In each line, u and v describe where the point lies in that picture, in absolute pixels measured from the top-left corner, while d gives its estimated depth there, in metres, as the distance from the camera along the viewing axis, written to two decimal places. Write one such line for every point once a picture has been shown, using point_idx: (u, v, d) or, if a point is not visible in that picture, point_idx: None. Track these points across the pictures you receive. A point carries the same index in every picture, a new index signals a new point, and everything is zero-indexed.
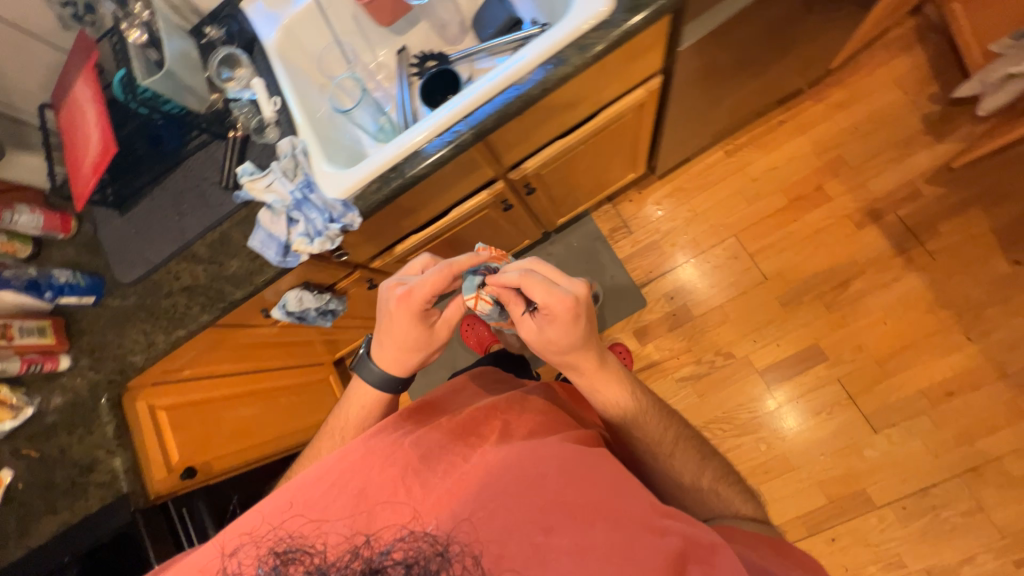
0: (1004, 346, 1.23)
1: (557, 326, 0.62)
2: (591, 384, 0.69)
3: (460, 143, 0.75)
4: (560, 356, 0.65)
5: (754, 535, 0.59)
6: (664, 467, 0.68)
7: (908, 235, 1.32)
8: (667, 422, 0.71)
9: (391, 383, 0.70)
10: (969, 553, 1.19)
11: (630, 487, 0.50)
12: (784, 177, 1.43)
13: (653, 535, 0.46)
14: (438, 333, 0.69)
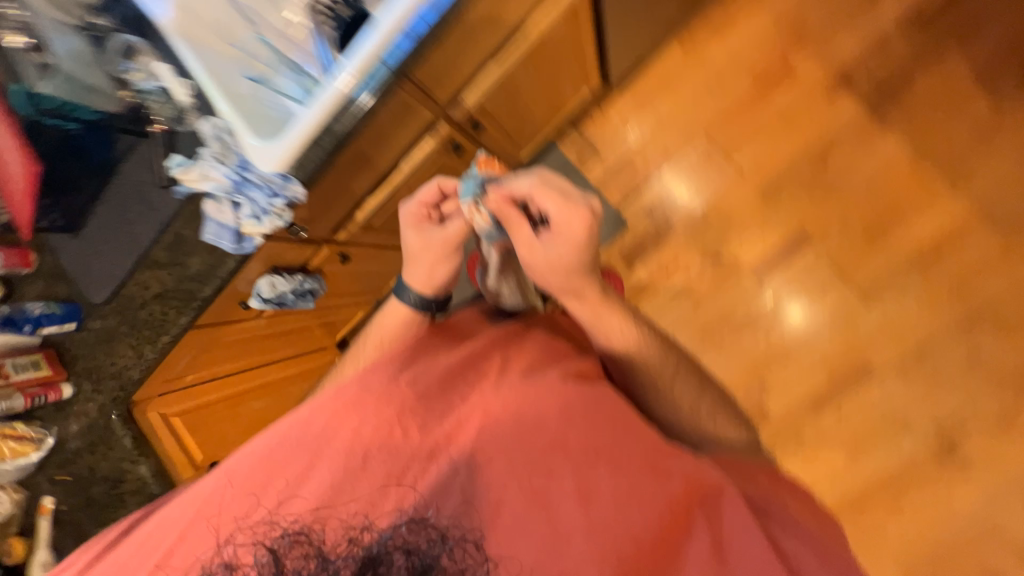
0: (989, 191, 1.21)
1: (566, 243, 0.61)
2: (590, 311, 0.68)
3: (383, 88, 0.72)
4: (561, 278, 0.64)
5: (757, 463, 0.60)
6: (663, 397, 0.67)
7: (882, 95, 1.26)
8: (667, 352, 0.69)
9: (416, 299, 0.71)
10: (969, 397, 1.23)
11: (636, 427, 0.54)
12: (747, 61, 1.35)
13: (657, 475, 0.51)
14: (438, 246, 0.69)
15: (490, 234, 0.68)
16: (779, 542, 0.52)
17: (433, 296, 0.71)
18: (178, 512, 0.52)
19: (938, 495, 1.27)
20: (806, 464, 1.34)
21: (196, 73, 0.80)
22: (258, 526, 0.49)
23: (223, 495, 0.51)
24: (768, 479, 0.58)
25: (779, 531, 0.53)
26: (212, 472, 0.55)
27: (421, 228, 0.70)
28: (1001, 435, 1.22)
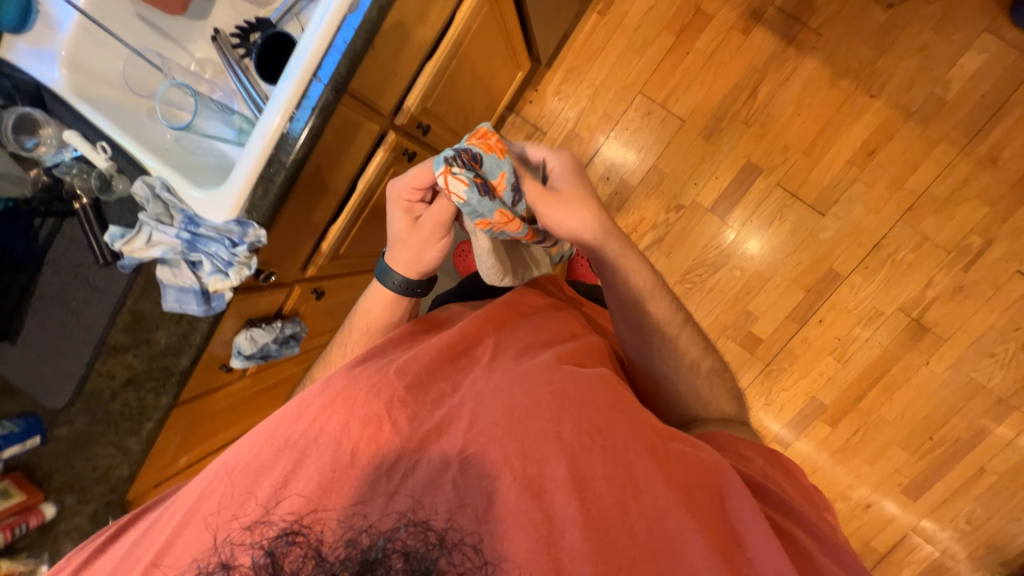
0: (902, 89, 1.30)
1: (572, 175, 0.72)
2: (616, 249, 0.72)
3: (325, 105, 0.68)
4: (588, 212, 0.70)
5: (751, 443, 0.65)
6: (672, 345, 0.72)
7: (790, 22, 1.33)
8: (674, 307, 0.75)
9: (400, 282, 0.74)
10: (927, 279, 1.34)
11: (630, 411, 0.54)
12: (662, 14, 1.39)
13: (656, 457, 0.50)
14: (423, 227, 0.70)
15: (471, 205, 0.62)
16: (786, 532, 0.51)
17: (418, 280, 0.74)
18: (169, 519, 0.50)
19: (919, 373, 1.38)
20: (801, 377, 1.44)
21: (112, 132, 0.73)
22: (251, 524, 0.45)
23: (218, 493, 0.49)
24: (761, 465, 0.61)
25: (784, 524, 0.52)
26: (199, 480, 0.52)
27: (407, 213, 0.70)
28: (960, 306, 1.34)
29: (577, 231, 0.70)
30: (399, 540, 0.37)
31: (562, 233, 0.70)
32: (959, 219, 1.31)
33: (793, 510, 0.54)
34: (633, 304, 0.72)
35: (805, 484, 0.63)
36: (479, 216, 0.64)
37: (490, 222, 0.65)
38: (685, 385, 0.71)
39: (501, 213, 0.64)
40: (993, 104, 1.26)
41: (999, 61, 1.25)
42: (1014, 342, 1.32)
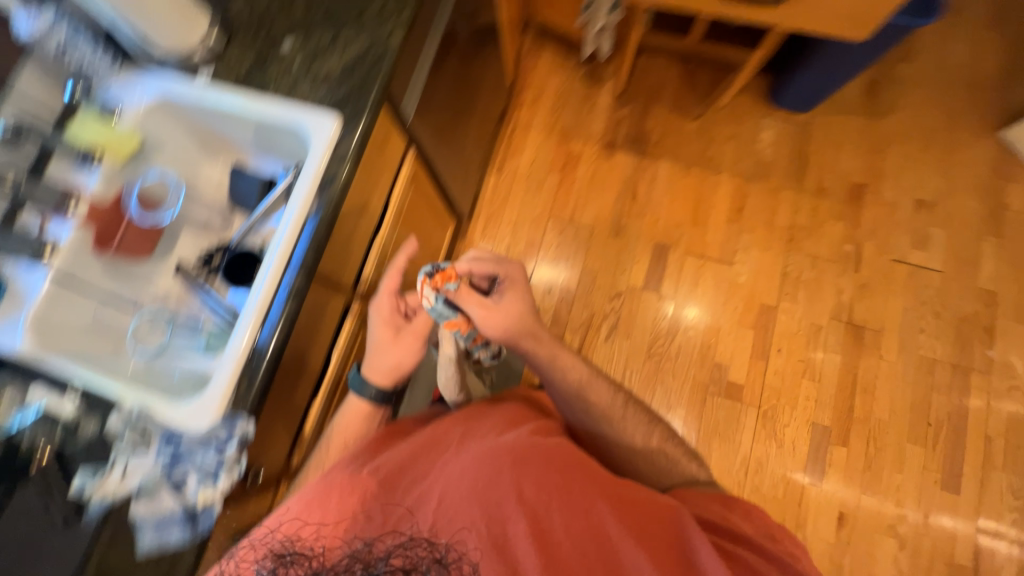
0: (737, 162, 1.69)
1: (517, 288, 0.81)
2: (545, 350, 0.80)
3: (297, 292, 0.76)
4: (519, 317, 0.79)
5: (710, 495, 0.71)
6: (620, 429, 0.77)
7: (639, 143, 1.73)
8: (614, 390, 0.81)
9: (375, 392, 0.81)
10: (836, 287, 1.57)
11: (587, 465, 0.61)
12: (544, 161, 1.75)
13: (611, 502, 0.58)
14: (405, 338, 0.81)
15: (438, 310, 0.76)
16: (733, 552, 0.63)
17: (392, 384, 0.82)
18: None
19: (880, 367, 1.51)
20: (794, 407, 1.50)
21: (80, 377, 0.72)
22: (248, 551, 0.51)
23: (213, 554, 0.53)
24: (720, 510, 0.68)
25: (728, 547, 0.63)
26: None
27: (390, 323, 0.81)
28: (872, 300, 1.55)
29: (507, 336, 0.79)
30: (399, 557, 0.46)
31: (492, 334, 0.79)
32: (829, 237, 1.61)
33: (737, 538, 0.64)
34: (573, 397, 0.78)
35: (767, 523, 0.68)
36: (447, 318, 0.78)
37: (454, 324, 0.79)
38: (648, 457, 0.76)
39: (461, 318, 0.79)
40: (798, 156, 1.68)
41: (785, 129, 1.70)
42: (929, 314, 1.53)
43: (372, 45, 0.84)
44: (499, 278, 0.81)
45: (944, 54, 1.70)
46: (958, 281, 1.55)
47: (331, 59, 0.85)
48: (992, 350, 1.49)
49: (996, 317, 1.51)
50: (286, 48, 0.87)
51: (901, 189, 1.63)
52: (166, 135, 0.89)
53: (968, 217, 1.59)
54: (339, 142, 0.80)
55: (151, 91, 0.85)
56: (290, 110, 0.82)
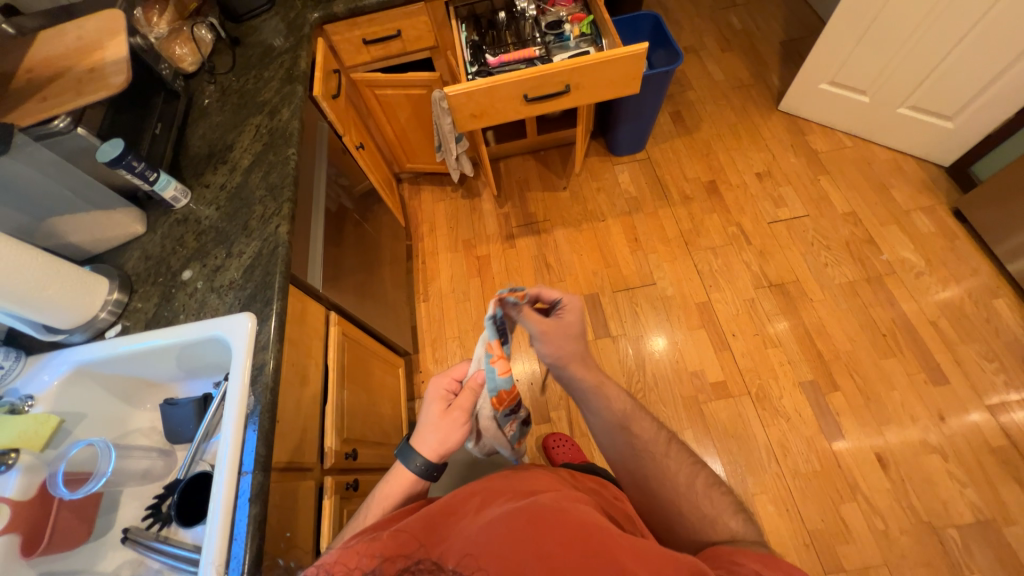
0: (615, 204, 1.95)
1: (574, 319, 0.81)
2: (591, 377, 0.81)
3: (258, 493, 0.73)
4: (573, 344, 0.80)
5: (750, 552, 0.56)
6: (663, 467, 0.74)
7: (531, 224, 1.95)
8: (657, 428, 0.79)
9: (422, 466, 0.74)
10: (744, 262, 1.76)
11: (605, 525, 0.54)
12: (461, 272, 1.89)
13: (635, 560, 0.49)
14: (454, 412, 0.77)
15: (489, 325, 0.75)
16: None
17: (438, 463, 0.75)
18: None
19: (817, 308, 1.65)
20: (777, 378, 1.55)
21: None
22: None
23: None
24: (755, 569, 0.53)
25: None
26: None
27: (442, 399, 0.80)
28: (776, 260, 1.75)
29: (559, 358, 0.80)
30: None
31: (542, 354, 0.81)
32: (714, 228, 1.85)
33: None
34: (617, 428, 0.77)
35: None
36: (488, 336, 0.75)
37: (489, 346, 0.75)
38: (691, 501, 0.69)
39: (499, 343, 0.74)
40: (655, 181, 1.98)
41: (634, 168, 2.03)
42: (822, 250, 1.75)
43: (264, 243, 0.95)
44: (562, 308, 0.82)
45: (709, 77, 2.21)
46: (825, 216, 1.81)
47: (231, 268, 0.94)
48: (885, 254, 1.71)
49: (869, 229, 1.76)
50: (187, 276, 0.95)
51: (741, 172, 1.96)
52: (85, 403, 0.89)
53: (799, 170, 1.93)
54: (258, 332, 0.85)
55: (64, 369, 0.86)
56: (202, 327, 0.86)
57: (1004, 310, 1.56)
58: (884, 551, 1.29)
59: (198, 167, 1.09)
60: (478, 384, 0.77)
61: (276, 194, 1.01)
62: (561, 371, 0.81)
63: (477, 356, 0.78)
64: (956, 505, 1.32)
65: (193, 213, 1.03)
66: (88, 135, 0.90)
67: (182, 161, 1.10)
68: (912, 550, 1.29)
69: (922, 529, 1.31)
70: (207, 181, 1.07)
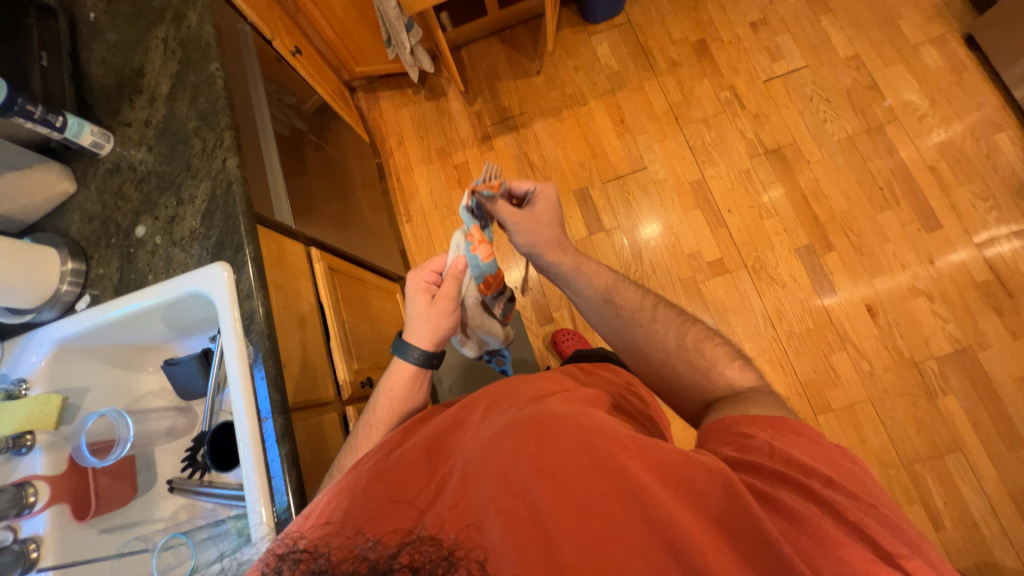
0: (595, 84, 1.75)
1: (547, 204, 0.82)
2: (570, 261, 0.80)
3: (284, 433, 0.74)
4: (548, 230, 0.80)
5: (755, 418, 0.55)
6: (651, 329, 0.72)
7: (505, 119, 1.77)
8: (642, 294, 0.77)
9: (420, 356, 0.75)
10: (738, 131, 1.65)
11: (610, 427, 0.52)
12: (440, 185, 1.77)
13: (642, 463, 0.48)
14: (441, 299, 0.77)
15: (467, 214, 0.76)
16: (774, 500, 0.47)
17: (436, 351, 0.76)
18: None
19: (814, 170, 1.58)
20: (773, 247, 1.55)
21: None
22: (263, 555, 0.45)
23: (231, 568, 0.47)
24: (766, 440, 0.52)
25: (772, 490, 0.47)
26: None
27: (427, 292, 0.79)
28: (772, 123, 1.64)
29: (535, 246, 0.79)
30: (410, 553, 0.37)
31: (522, 243, 0.80)
32: (705, 95, 1.69)
33: (797, 479, 0.48)
34: (601, 301, 0.75)
35: (826, 452, 0.52)
36: (467, 223, 0.76)
37: (469, 235, 0.76)
38: (682, 356, 0.68)
39: (478, 230, 0.76)
40: (638, 49, 1.76)
41: (613, 36, 1.78)
42: (822, 105, 1.62)
43: (215, 182, 0.84)
44: (535, 197, 0.83)
45: None
46: (824, 65, 1.65)
47: (187, 217, 0.85)
48: (887, 99, 1.59)
49: (872, 73, 1.62)
50: (142, 232, 0.86)
51: (733, 24, 1.73)
52: (83, 377, 0.86)
53: (798, 12, 1.71)
54: (238, 281, 0.79)
55: (48, 347, 0.82)
56: (176, 283, 0.80)
57: (1005, 143, 1.51)
58: (869, 389, 1.41)
59: (112, 102, 0.93)
60: (460, 272, 0.78)
61: (211, 122, 0.87)
62: (536, 257, 0.80)
63: (454, 246, 0.79)
64: (937, 340, 1.42)
65: (124, 158, 0.90)
66: None
67: (90, 99, 0.93)
68: (894, 384, 1.41)
69: (905, 364, 1.41)
70: (127, 118, 0.91)
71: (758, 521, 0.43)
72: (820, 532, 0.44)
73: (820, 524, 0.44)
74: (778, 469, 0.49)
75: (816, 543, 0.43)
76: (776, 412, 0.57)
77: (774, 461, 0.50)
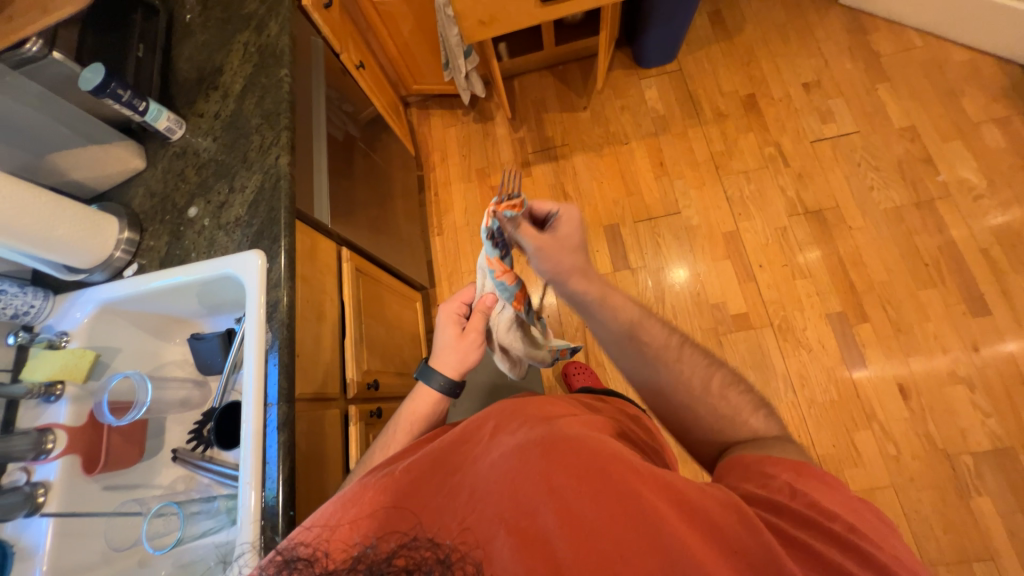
0: (639, 125, 1.78)
1: (573, 229, 0.70)
2: (595, 291, 0.70)
3: (286, 421, 0.77)
4: (571, 256, 0.69)
5: (776, 458, 0.53)
6: (675, 370, 0.68)
7: (547, 148, 1.82)
8: (667, 331, 0.71)
9: (444, 383, 0.77)
10: (779, 188, 1.63)
11: (623, 454, 0.50)
12: (475, 203, 1.82)
13: (654, 491, 0.46)
14: (469, 333, 0.79)
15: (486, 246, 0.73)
16: (800, 542, 0.45)
17: (459, 381, 0.78)
18: None
19: (855, 236, 1.54)
20: (802, 309, 1.50)
21: None
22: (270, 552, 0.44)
23: None
24: (790, 481, 0.50)
25: (799, 534, 0.45)
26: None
27: (455, 324, 0.81)
28: (815, 183, 1.61)
29: (559, 274, 0.69)
30: (404, 557, 0.36)
31: (540, 267, 0.70)
32: (749, 149, 1.69)
33: (824, 522, 0.46)
34: (626, 337, 0.69)
35: (846, 496, 0.50)
36: (488, 252, 0.74)
37: (492, 264, 0.75)
38: (707, 404, 0.65)
39: (499, 261, 0.74)
40: (686, 97, 1.78)
41: (663, 82, 1.82)
42: (870, 172, 1.59)
43: (266, 176, 0.91)
44: (557, 220, 0.71)
45: None
46: (877, 133, 1.62)
47: (236, 205, 0.91)
48: (941, 174, 1.54)
49: (927, 146, 1.58)
50: (193, 213, 0.93)
51: (786, 82, 1.74)
52: (118, 339, 0.93)
53: (854, 78, 1.70)
54: (269, 269, 0.84)
55: (91, 307, 0.89)
56: (215, 263, 0.86)
57: None
58: (892, 474, 1.32)
59: (190, 94, 1.02)
60: (488, 306, 0.80)
61: (272, 122, 0.94)
62: (558, 283, 0.70)
63: (483, 283, 0.82)
64: (975, 434, 1.32)
65: (191, 145, 0.98)
66: (66, 60, 0.83)
67: (172, 88, 1.03)
68: (922, 474, 1.31)
69: (936, 454, 1.32)
70: (200, 110, 1.00)
71: (778, 564, 0.42)
72: (845, 575, 0.43)
73: (848, 566, 0.43)
74: (806, 513, 0.47)
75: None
76: (796, 456, 0.54)
77: (797, 502, 0.48)
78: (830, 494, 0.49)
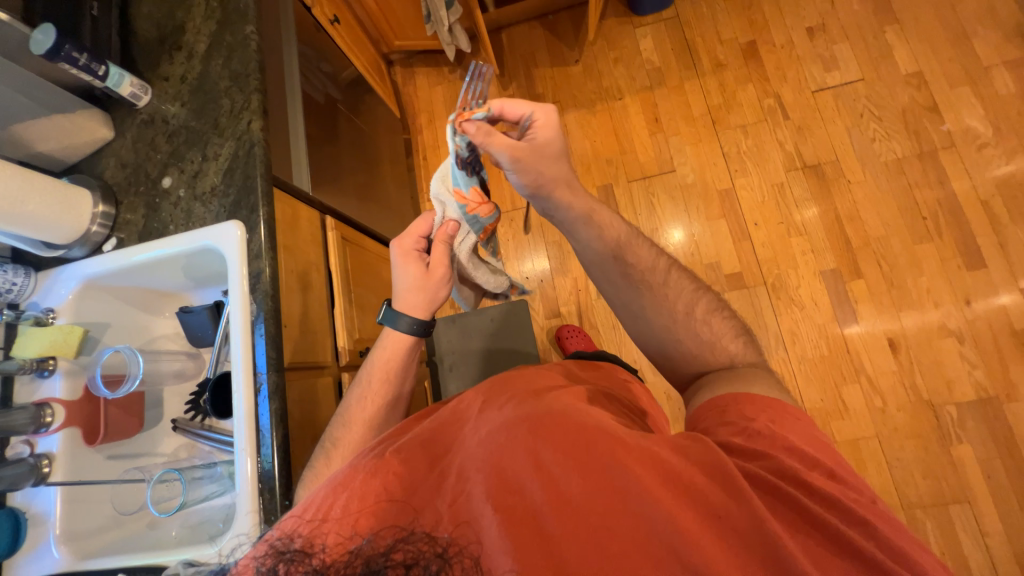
0: (633, 78, 1.70)
1: (550, 133, 0.67)
2: (581, 204, 0.70)
3: (276, 390, 0.78)
4: (552, 166, 0.68)
5: (755, 397, 0.55)
6: (662, 297, 0.67)
7: (537, 105, 1.75)
8: (655, 253, 0.71)
9: (416, 326, 0.77)
10: (777, 143, 1.57)
11: (610, 429, 0.50)
12: None
13: (642, 463, 0.46)
14: (434, 270, 0.77)
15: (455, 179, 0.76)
16: (777, 492, 0.45)
17: (429, 322, 0.78)
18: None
19: (854, 191, 1.50)
20: (797, 267, 1.49)
21: (127, 561, 0.76)
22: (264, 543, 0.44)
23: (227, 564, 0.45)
24: (767, 422, 0.51)
25: (772, 480, 0.46)
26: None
27: (417, 261, 0.78)
28: (815, 136, 1.56)
29: (538, 186, 0.68)
30: (402, 551, 0.36)
31: (522, 181, 0.68)
32: (747, 101, 1.62)
33: (794, 472, 0.47)
34: (610, 258, 0.69)
35: (821, 433, 0.52)
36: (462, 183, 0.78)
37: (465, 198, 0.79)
38: (691, 331, 0.66)
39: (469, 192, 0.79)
40: (683, 46, 1.69)
41: (660, 30, 1.72)
42: (872, 122, 1.53)
43: (239, 143, 0.87)
44: (534, 125, 0.67)
45: None
46: (882, 80, 1.55)
47: (210, 173, 0.88)
48: (946, 124, 1.48)
49: (934, 94, 1.51)
50: (168, 184, 0.90)
51: (788, 27, 1.64)
52: (105, 314, 0.92)
53: (861, 20, 1.60)
54: (249, 241, 0.83)
55: (75, 283, 0.88)
56: (194, 236, 0.84)
57: None
58: (877, 425, 1.36)
59: (153, 56, 0.97)
60: (449, 237, 0.78)
61: (241, 84, 0.90)
62: (538, 197, 0.70)
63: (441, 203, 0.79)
64: (961, 385, 1.34)
65: (159, 111, 0.94)
66: (14, 21, 0.77)
67: (134, 50, 0.97)
68: (906, 425, 1.34)
69: (921, 406, 1.35)
70: (165, 73, 0.95)
71: (760, 523, 0.42)
72: (818, 523, 0.43)
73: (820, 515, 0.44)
74: (781, 462, 0.47)
75: (823, 547, 0.43)
76: (775, 393, 0.56)
77: (775, 448, 0.49)
78: (801, 434, 0.51)
